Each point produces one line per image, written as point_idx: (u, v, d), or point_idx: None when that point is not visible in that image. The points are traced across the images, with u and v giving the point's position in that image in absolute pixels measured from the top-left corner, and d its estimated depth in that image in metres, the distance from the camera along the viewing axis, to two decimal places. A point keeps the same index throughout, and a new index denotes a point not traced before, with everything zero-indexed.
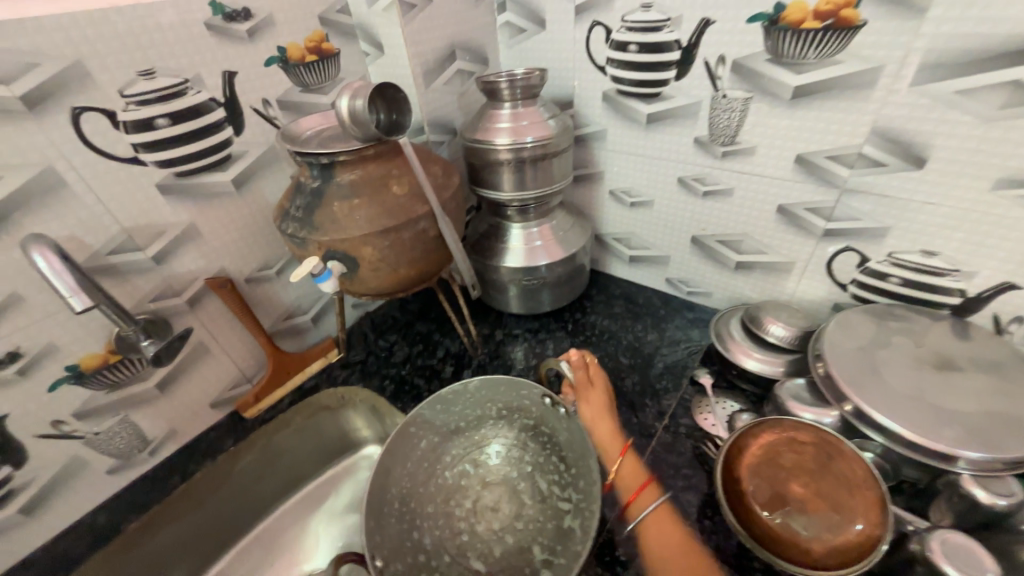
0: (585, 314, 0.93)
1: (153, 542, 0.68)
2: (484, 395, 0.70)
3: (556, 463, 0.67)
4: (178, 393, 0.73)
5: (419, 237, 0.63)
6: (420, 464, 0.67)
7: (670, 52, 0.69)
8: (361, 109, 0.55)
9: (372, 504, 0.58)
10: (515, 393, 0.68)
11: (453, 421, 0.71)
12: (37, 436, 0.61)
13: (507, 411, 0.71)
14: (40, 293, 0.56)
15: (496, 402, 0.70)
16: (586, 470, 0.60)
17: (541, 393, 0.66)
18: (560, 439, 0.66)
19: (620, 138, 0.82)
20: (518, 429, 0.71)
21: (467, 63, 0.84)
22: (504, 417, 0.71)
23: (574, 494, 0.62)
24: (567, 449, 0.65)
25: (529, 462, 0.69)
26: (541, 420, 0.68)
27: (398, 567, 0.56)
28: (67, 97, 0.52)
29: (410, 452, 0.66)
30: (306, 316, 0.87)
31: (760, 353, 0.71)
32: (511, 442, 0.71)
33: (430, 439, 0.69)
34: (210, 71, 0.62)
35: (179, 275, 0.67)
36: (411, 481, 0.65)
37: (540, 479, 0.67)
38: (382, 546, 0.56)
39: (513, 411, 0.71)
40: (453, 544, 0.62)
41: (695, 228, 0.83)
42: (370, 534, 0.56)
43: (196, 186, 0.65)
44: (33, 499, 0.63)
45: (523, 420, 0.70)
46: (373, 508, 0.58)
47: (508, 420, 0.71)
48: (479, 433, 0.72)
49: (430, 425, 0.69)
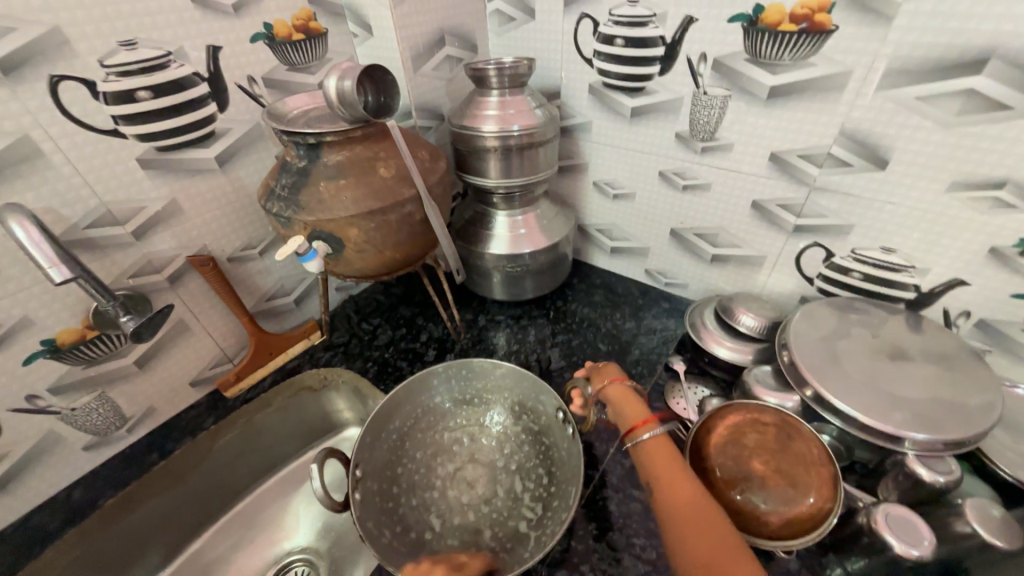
0: (566, 302, 0.96)
1: (132, 518, 0.67)
2: (503, 386, 0.73)
3: (540, 474, 0.66)
4: (157, 371, 0.72)
5: (405, 220, 0.64)
6: (421, 422, 0.72)
7: (655, 47, 0.70)
8: (349, 90, 0.56)
9: (373, 422, 0.66)
10: (535, 395, 0.69)
11: (469, 392, 0.74)
12: (11, 410, 0.60)
13: (521, 410, 0.72)
14: (16, 265, 0.55)
15: (513, 394, 0.73)
16: (571, 476, 0.60)
17: (558, 406, 0.66)
18: (557, 454, 0.66)
19: (606, 130, 0.83)
20: (523, 429, 0.71)
21: (456, 49, 0.84)
22: (515, 412, 0.73)
23: (543, 508, 0.61)
24: (559, 465, 0.65)
25: (518, 463, 0.68)
26: (546, 429, 0.69)
27: (370, 487, 0.62)
28: (44, 65, 0.51)
29: (413, 408, 0.71)
30: (289, 297, 0.87)
31: (730, 342, 0.74)
32: (510, 440, 0.71)
33: (443, 399, 0.74)
34: (193, 45, 0.61)
35: (160, 252, 0.66)
36: (411, 425, 0.71)
37: (519, 480, 0.66)
38: (366, 461, 0.63)
39: (524, 409, 0.72)
40: (424, 493, 0.66)
41: (674, 220, 0.86)
42: (362, 445, 0.63)
43: (178, 162, 0.64)
44: (6, 474, 0.62)
45: (531, 426, 0.71)
46: (373, 427, 0.66)
47: (517, 418, 0.72)
48: (485, 415, 0.74)
49: (445, 385, 0.74)
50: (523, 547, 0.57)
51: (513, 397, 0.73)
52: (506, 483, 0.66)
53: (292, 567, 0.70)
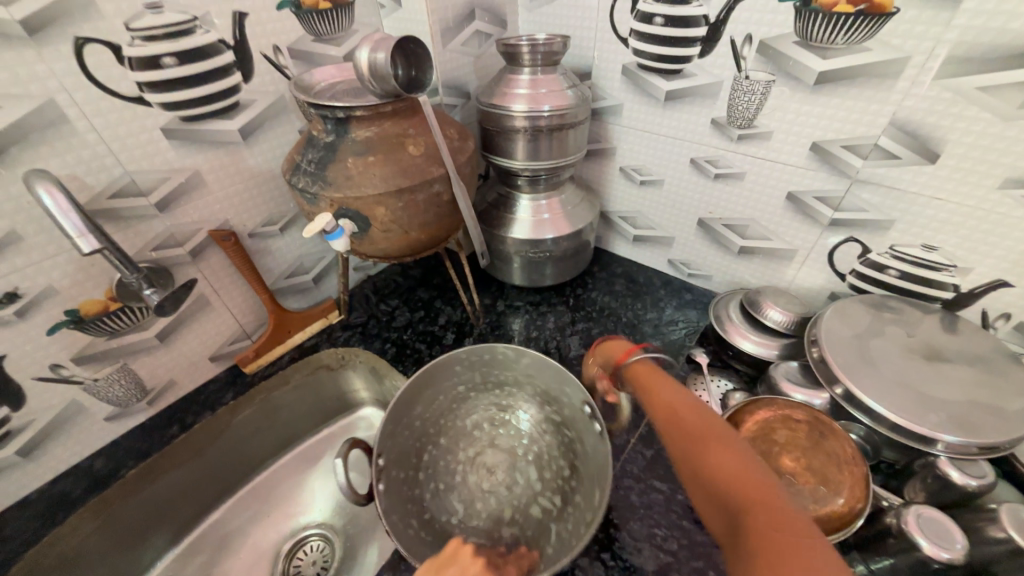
0: (586, 290, 0.94)
1: (152, 489, 0.68)
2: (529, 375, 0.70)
3: (561, 467, 0.66)
4: (178, 345, 0.72)
5: (433, 200, 0.63)
6: (441, 411, 0.70)
7: (696, 27, 0.67)
8: (382, 62, 0.53)
9: (395, 410, 0.62)
10: (560, 388, 0.66)
11: (492, 377, 0.72)
12: (36, 379, 0.60)
13: (545, 399, 0.70)
14: (40, 232, 0.54)
15: (538, 386, 0.70)
16: (595, 469, 0.59)
17: (583, 398, 0.62)
18: (580, 448, 0.64)
19: (637, 115, 0.81)
20: (545, 416, 0.70)
21: (485, 23, 0.81)
22: (538, 400, 0.71)
23: (569, 501, 0.61)
24: (581, 457, 0.64)
25: (537, 451, 0.68)
26: (568, 422, 0.67)
27: (394, 475, 0.61)
28: (70, 25, 0.49)
29: (436, 391, 0.69)
30: (308, 276, 0.86)
31: (757, 336, 0.73)
32: (532, 427, 0.71)
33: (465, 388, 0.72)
34: (219, 11, 0.59)
35: (182, 225, 0.65)
36: (431, 413, 0.69)
37: (541, 467, 0.67)
38: (390, 451, 0.61)
39: (549, 401, 0.69)
40: (446, 480, 0.66)
41: (703, 210, 0.84)
42: (385, 434, 0.60)
43: (201, 133, 0.62)
44: (31, 441, 0.63)
45: (552, 418, 0.69)
46: (395, 415, 0.62)
47: (540, 408, 0.71)
48: (510, 400, 0.73)
49: (467, 373, 0.71)
50: (545, 540, 0.58)
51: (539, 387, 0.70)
52: (527, 471, 0.67)
53: (308, 541, 0.71)
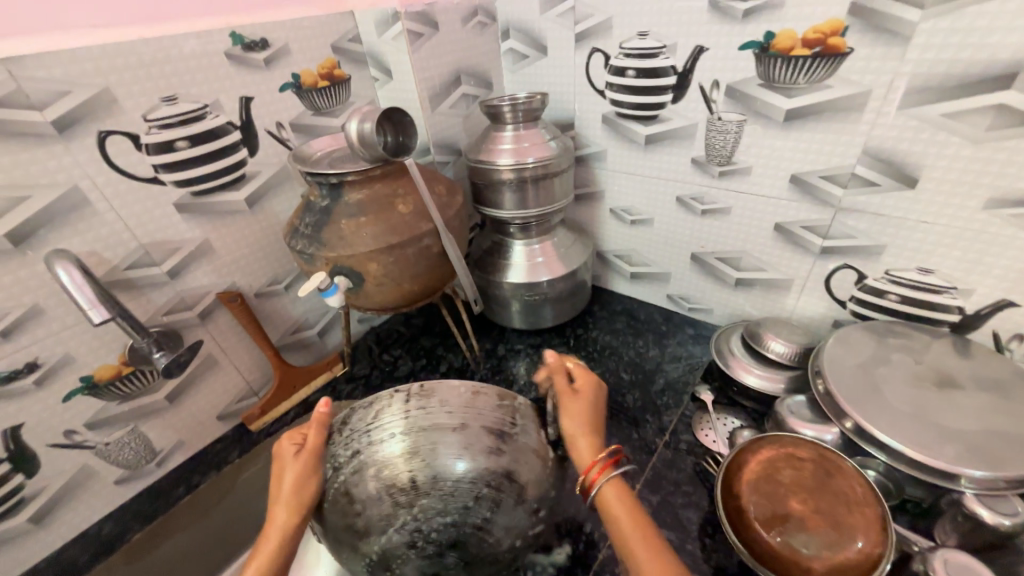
0: (586, 330, 0.94)
1: (159, 551, 0.69)
2: (427, 385, 0.48)
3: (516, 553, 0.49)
4: (186, 404, 0.74)
5: (423, 254, 0.66)
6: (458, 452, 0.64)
7: (666, 76, 0.72)
8: (369, 132, 0.58)
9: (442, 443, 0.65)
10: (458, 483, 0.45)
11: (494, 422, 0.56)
12: (50, 445, 0.62)
13: (386, 426, 0.46)
14: (60, 305, 0.58)
15: (396, 414, 0.46)
16: (461, 527, 0.45)
17: (446, 544, 0.45)
18: (476, 557, 0.46)
19: (620, 159, 0.84)
20: (493, 437, 0.46)
21: (472, 87, 0.86)
22: (491, 511, 0.45)
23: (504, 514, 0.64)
24: (484, 559, 0.47)
25: (493, 496, 0.45)
26: (486, 536, 0.46)
27: None
28: (95, 121, 0.55)
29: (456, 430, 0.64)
30: (313, 330, 0.88)
31: (760, 370, 0.71)
32: (466, 473, 0.45)
33: None
34: (228, 97, 0.66)
35: (192, 290, 0.69)
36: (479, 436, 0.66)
37: (507, 504, 0.45)
38: None
39: (493, 496, 0.45)
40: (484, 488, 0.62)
41: (694, 245, 0.84)
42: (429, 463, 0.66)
43: (210, 205, 0.68)
44: (42, 508, 0.64)
45: (404, 468, 0.45)
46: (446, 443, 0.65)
47: (495, 506, 0.45)
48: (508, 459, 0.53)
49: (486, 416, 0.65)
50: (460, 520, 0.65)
51: (438, 406, 0.46)
52: None
53: None
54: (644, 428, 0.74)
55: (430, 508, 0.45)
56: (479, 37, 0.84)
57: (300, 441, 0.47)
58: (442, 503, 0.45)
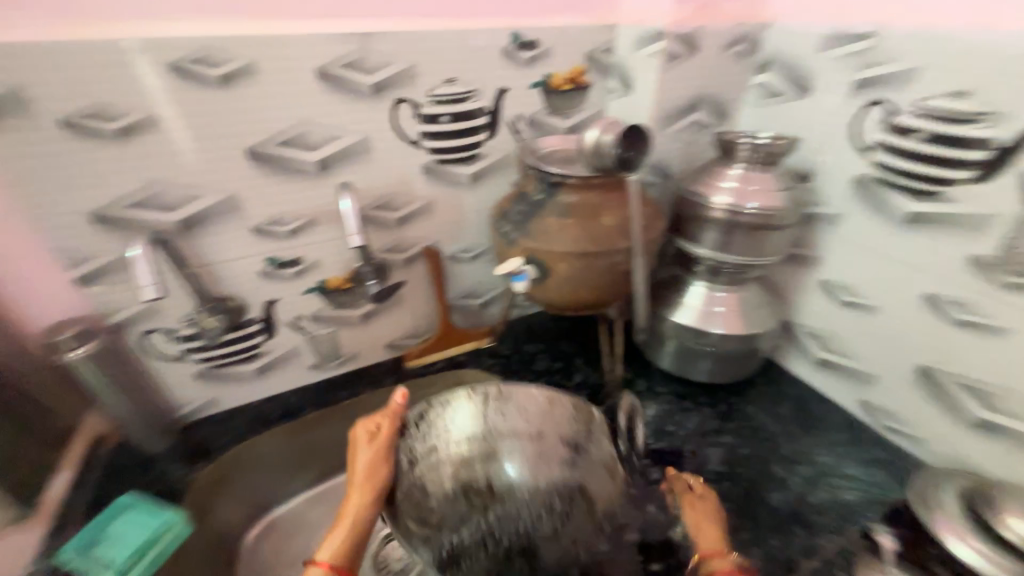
0: (742, 400, 0.84)
1: (317, 433, 0.82)
2: (506, 392, 0.57)
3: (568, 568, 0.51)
4: (371, 327, 0.88)
5: (611, 269, 0.66)
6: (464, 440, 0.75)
7: (976, 149, 0.58)
8: (606, 143, 0.60)
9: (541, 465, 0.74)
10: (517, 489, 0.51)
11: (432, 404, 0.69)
12: (286, 322, 0.80)
13: (462, 418, 0.56)
14: (327, 222, 0.74)
15: (472, 413, 0.56)
16: (524, 529, 0.49)
17: (507, 544, 0.49)
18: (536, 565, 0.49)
19: (861, 229, 0.71)
20: (566, 448, 0.54)
21: (706, 115, 0.82)
22: (553, 516, 0.50)
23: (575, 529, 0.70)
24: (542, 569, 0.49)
25: (564, 510, 0.51)
26: (546, 545, 0.49)
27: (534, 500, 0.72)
28: (397, 89, 0.69)
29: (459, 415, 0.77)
30: (477, 300, 0.96)
31: (984, 545, 0.51)
32: (538, 483, 0.51)
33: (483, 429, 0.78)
34: (490, 87, 0.75)
35: (408, 238, 0.82)
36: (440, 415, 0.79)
37: (575, 514, 0.50)
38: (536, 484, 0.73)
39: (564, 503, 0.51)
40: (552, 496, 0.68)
41: (931, 358, 0.68)
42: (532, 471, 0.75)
43: (445, 173, 0.78)
44: (268, 363, 0.82)
45: (479, 466, 0.53)
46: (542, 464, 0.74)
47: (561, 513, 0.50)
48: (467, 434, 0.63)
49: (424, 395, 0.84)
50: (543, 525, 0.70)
51: (517, 411, 0.56)
52: None
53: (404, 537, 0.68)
54: (788, 540, 0.64)
55: (507, 503, 0.51)
56: (733, 65, 0.79)
57: (374, 428, 0.55)
58: (521, 500, 0.51)
